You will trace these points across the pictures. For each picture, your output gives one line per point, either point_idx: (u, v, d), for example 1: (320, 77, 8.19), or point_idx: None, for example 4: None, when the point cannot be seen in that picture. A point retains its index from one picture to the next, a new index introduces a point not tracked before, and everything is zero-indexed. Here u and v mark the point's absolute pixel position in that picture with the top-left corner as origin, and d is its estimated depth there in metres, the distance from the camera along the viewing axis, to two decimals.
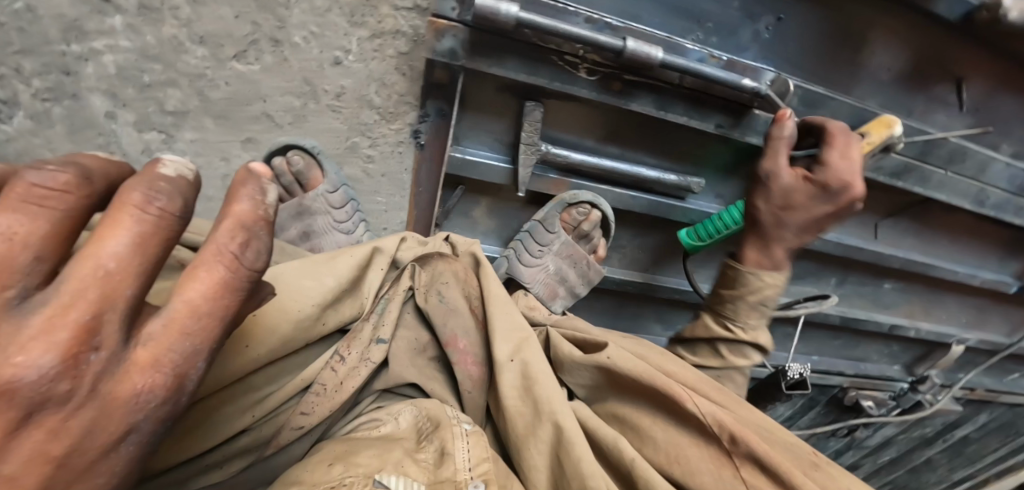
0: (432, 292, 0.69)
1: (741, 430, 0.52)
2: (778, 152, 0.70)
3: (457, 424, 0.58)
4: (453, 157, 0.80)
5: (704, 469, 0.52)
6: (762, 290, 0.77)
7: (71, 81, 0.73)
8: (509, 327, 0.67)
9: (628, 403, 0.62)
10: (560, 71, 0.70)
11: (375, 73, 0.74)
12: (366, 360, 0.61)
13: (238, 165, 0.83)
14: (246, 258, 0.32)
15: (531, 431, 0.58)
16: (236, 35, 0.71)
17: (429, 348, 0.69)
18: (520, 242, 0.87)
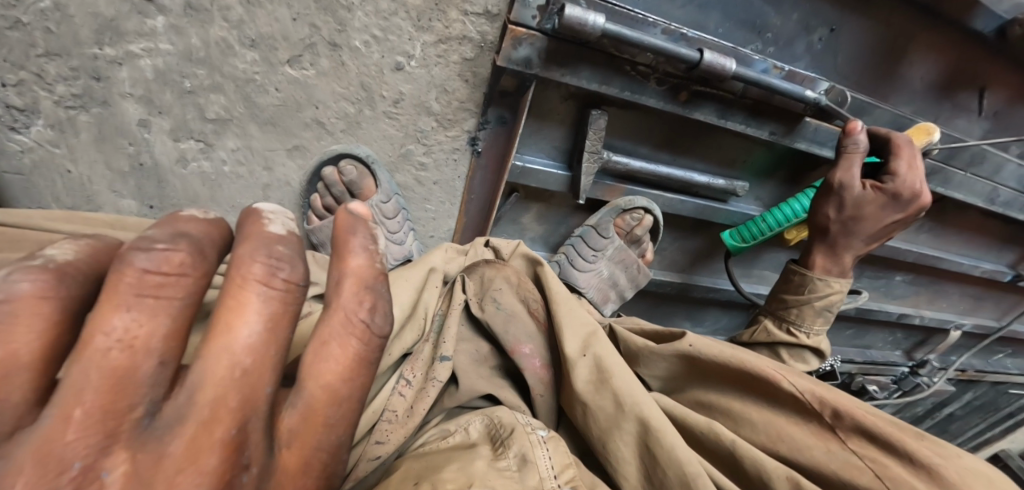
0: (487, 301, 0.65)
1: (855, 406, 0.46)
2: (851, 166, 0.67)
3: (532, 431, 0.52)
4: (513, 166, 0.78)
5: (811, 447, 0.46)
6: (831, 296, 0.72)
7: (102, 87, 0.67)
8: (582, 325, 0.59)
9: (713, 392, 0.54)
10: (631, 80, 0.70)
11: (438, 79, 0.72)
12: (433, 380, 0.57)
13: (282, 174, 0.78)
14: (374, 323, 0.32)
15: (612, 423, 0.49)
16: (292, 39, 0.67)
17: (490, 357, 0.64)
18: (572, 247, 0.87)
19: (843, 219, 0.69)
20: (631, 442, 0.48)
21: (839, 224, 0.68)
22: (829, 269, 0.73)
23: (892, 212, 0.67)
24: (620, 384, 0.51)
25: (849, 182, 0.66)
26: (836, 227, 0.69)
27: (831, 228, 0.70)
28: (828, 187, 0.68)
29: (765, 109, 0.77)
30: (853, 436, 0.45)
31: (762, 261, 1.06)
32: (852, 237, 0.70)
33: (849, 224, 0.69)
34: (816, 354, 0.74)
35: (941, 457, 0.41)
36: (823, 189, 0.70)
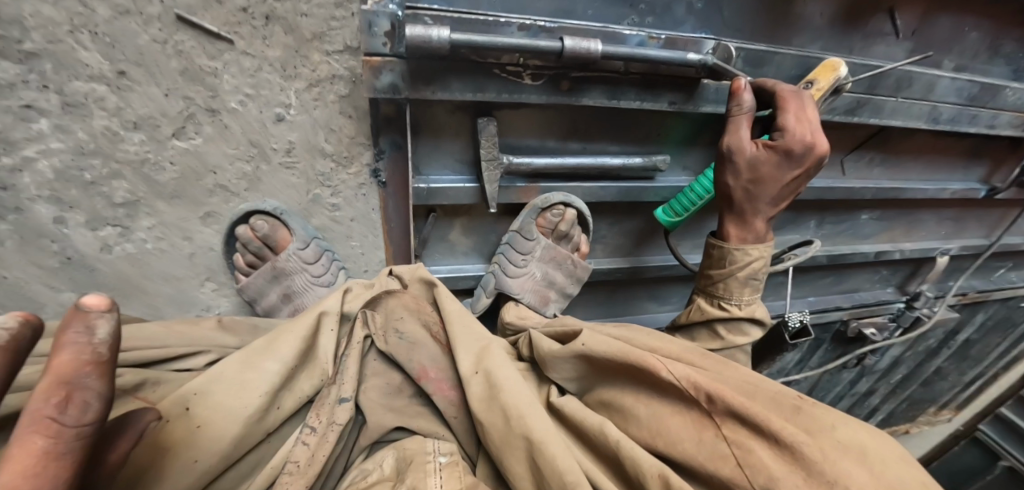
0: (390, 332, 0.68)
1: (719, 387, 0.52)
2: (740, 127, 0.65)
3: (431, 459, 0.60)
4: (417, 189, 0.78)
5: (686, 436, 0.52)
6: (752, 264, 0.73)
7: (9, 195, 0.71)
8: (474, 338, 0.69)
9: (613, 386, 0.62)
10: (505, 82, 0.69)
11: (322, 121, 0.73)
12: (334, 424, 0.60)
13: (202, 240, 0.80)
14: (67, 417, 0.32)
15: (506, 440, 0.59)
16: (171, 113, 0.69)
17: (406, 387, 0.68)
18: (502, 256, 0.87)
19: (745, 183, 0.69)
20: (523, 453, 0.57)
21: (740, 189, 0.68)
22: (748, 236, 0.73)
23: (789, 169, 0.66)
24: (513, 397, 0.60)
25: (739, 145, 0.65)
26: (739, 193, 0.70)
27: (737, 195, 0.70)
28: (721, 155, 0.68)
29: (658, 80, 0.75)
30: (718, 416, 0.51)
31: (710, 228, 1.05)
32: (760, 201, 0.69)
33: (751, 187, 0.68)
34: (755, 323, 0.75)
35: (797, 430, 0.47)
36: (720, 158, 0.69)
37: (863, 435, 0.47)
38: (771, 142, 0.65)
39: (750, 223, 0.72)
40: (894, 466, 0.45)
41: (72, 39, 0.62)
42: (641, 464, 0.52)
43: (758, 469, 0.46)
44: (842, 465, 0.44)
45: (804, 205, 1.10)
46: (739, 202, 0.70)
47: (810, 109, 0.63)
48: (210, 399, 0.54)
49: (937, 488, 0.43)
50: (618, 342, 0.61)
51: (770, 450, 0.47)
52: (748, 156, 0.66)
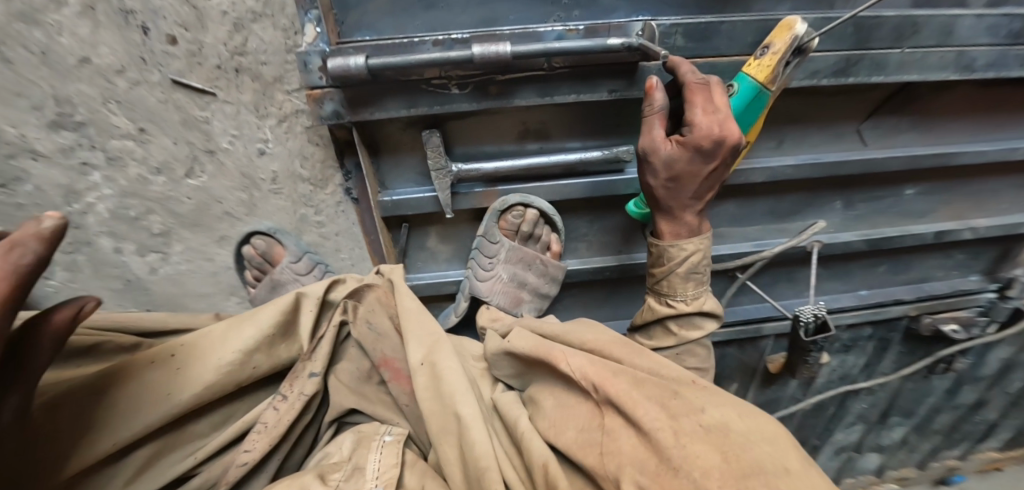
0: (363, 322, 0.72)
1: (607, 382, 0.57)
2: (653, 126, 0.66)
3: (379, 436, 0.67)
4: (381, 202, 0.86)
5: (577, 425, 0.58)
6: (691, 259, 0.74)
7: (81, 232, 0.92)
8: (424, 332, 0.69)
9: (538, 380, 0.68)
10: (434, 95, 0.75)
11: (295, 149, 0.84)
12: (302, 395, 0.68)
13: (221, 260, 0.96)
14: (9, 260, 0.42)
15: (440, 430, 0.63)
16: (181, 157, 0.85)
17: (374, 374, 0.74)
18: (473, 260, 0.90)
19: (667, 182, 0.69)
20: (452, 439, 0.62)
21: (661, 188, 0.69)
22: (681, 230, 0.74)
23: (706, 163, 0.65)
24: (448, 387, 0.64)
25: (653, 146, 0.66)
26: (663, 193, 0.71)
27: (663, 194, 0.71)
28: (640, 156, 0.69)
29: (590, 71, 0.76)
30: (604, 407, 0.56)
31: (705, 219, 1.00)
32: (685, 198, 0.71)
33: (673, 186, 0.69)
34: (706, 317, 0.77)
35: (659, 418, 0.51)
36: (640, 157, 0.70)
37: (727, 419, 0.51)
38: (685, 139, 0.65)
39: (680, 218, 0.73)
40: (748, 447, 0.48)
41: (104, 108, 0.80)
42: (534, 454, 0.57)
43: (617, 458, 0.51)
44: (691, 449, 0.48)
45: (821, 183, 0.99)
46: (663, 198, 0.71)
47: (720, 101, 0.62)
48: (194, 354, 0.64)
49: (782, 468, 0.46)
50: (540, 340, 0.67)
51: (635, 438, 0.52)
52: (665, 155, 0.66)
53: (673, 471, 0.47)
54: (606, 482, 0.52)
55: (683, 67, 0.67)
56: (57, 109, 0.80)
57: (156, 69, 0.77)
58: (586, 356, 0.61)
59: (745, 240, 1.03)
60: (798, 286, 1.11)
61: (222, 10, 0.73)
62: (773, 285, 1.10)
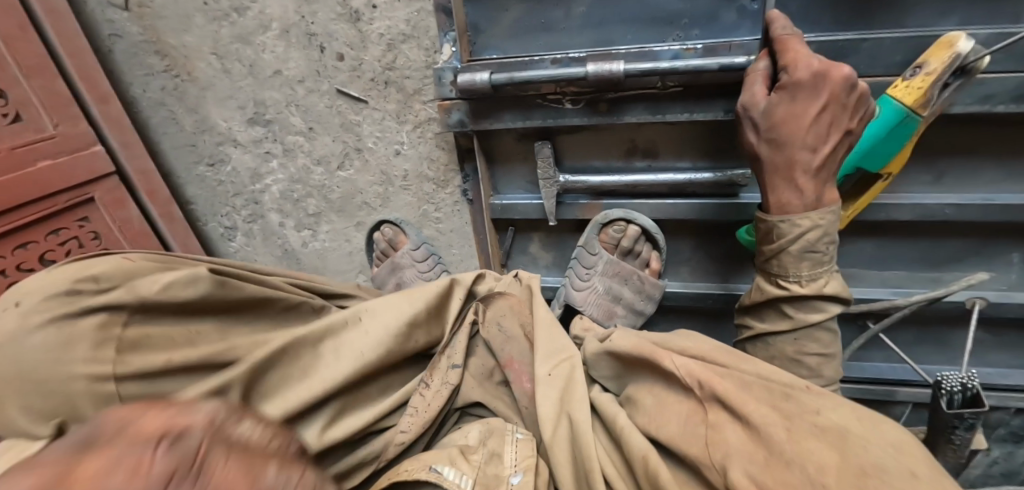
0: (492, 323, 0.76)
1: (716, 382, 0.53)
2: (751, 84, 0.68)
3: (509, 433, 0.64)
4: (493, 205, 0.94)
5: (687, 426, 0.53)
6: (808, 235, 0.67)
7: (258, 207, 1.14)
8: (554, 344, 0.70)
9: (641, 385, 0.64)
10: (548, 110, 0.80)
11: (424, 152, 0.95)
12: (444, 383, 0.69)
13: (356, 242, 1.11)
14: None
15: (551, 427, 0.61)
16: (336, 153, 1.01)
17: (496, 373, 0.75)
18: (571, 270, 0.93)
19: (770, 138, 0.67)
20: (563, 424, 0.61)
21: (764, 144, 0.67)
22: (794, 201, 0.68)
23: (813, 105, 0.63)
24: (571, 396, 0.64)
25: (750, 100, 0.67)
26: (769, 151, 0.68)
27: (770, 154, 0.68)
28: (741, 117, 0.70)
29: (704, 90, 0.75)
30: (711, 405, 0.53)
31: None
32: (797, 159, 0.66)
33: (780, 140, 0.66)
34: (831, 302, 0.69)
35: (773, 418, 0.48)
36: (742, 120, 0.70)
37: (847, 421, 0.47)
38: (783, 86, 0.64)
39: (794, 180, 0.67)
40: (871, 448, 0.43)
41: (286, 110, 1.00)
42: (640, 450, 0.53)
43: (725, 450, 0.48)
44: (804, 448, 0.44)
45: (993, 231, 0.83)
46: (773, 158, 0.68)
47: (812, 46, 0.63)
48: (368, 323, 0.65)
49: (924, 475, 0.41)
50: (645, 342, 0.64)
51: (739, 432, 0.49)
52: (763, 108, 0.66)
53: (785, 465, 0.44)
54: (710, 474, 0.48)
55: (774, 19, 0.67)
56: (254, 110, 1.02)
57: (326, 80, 0.94)
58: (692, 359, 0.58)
59: (883, 286, 0.90)
60: (948, 349, 0.94)
61: (380, 33, 0.86)
62: (916, 345, 0.95)
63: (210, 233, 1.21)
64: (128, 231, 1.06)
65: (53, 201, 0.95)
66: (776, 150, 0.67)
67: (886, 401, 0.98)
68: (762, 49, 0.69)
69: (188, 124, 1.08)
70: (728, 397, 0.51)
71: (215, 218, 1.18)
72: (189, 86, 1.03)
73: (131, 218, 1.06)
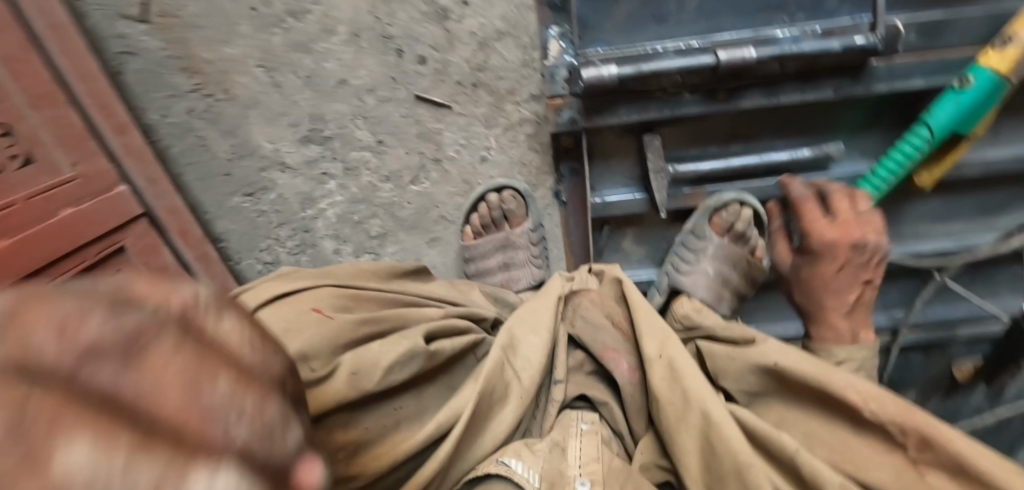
0: (579, 318, 0.72)
1: (929, 428, 0.45)
2: (779, 242, 0.78)
3: (574, 424, 0.59)
4: (594, 204, 0.90)
5: (881, 468, 0.47)
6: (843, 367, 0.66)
7: (309, 235, 1.02)
8: (662, 329, 0.65)
9: (789, 406, 0.56)
10: (666, 101, 0.80)
11: (516, 156, 0.90)
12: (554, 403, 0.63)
13: (428, 262, 1.02)
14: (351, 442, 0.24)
15: (682, 418, 0.55)
16: (410, 166, 0.93)
17: (586, 364, 0.69)
18: (677, 256, 0.92)
19: (798, 290, 0.73)
20: (692, 429, 0.53)
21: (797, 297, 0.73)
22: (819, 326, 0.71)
23: (826, 263, 0.69)
24: (696, 385, 0.55)
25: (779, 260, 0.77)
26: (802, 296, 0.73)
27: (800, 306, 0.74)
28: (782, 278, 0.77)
29: (815, 73, 0.79)
30: (915, 451, 0.46)
31: (896, 218, 0.99)
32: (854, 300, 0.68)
33: (807, 295, 0.71)
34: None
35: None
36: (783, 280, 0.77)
37: None
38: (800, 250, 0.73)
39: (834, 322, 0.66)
40: None
41: (352, 124, 0.90)
42: (788, 449, 0.48)
43: None
44: None
45: None
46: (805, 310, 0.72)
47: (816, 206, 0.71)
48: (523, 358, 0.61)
49: None
50: (813, 364, 0.54)
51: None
52: (790, 270, 0.75)
53: None
54: None
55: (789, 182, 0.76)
56: (311, 126, 0.91)
57: (404, 87, 0.86)
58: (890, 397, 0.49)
59: (946, 236, 0.99)
60: (998, 288, 1.04)
61: (472, 32, 0.82)
62: (970, 286, 1.04)
63: (246, 272, 1.06)
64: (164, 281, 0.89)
65: (81, 257, 0.77)
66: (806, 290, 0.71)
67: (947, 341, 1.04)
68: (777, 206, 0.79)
69: (223, 149, 0.94)
70: (961, 463, 0.43)
71: (253, 254, 1.03)
72: (227, 105, 0.91)
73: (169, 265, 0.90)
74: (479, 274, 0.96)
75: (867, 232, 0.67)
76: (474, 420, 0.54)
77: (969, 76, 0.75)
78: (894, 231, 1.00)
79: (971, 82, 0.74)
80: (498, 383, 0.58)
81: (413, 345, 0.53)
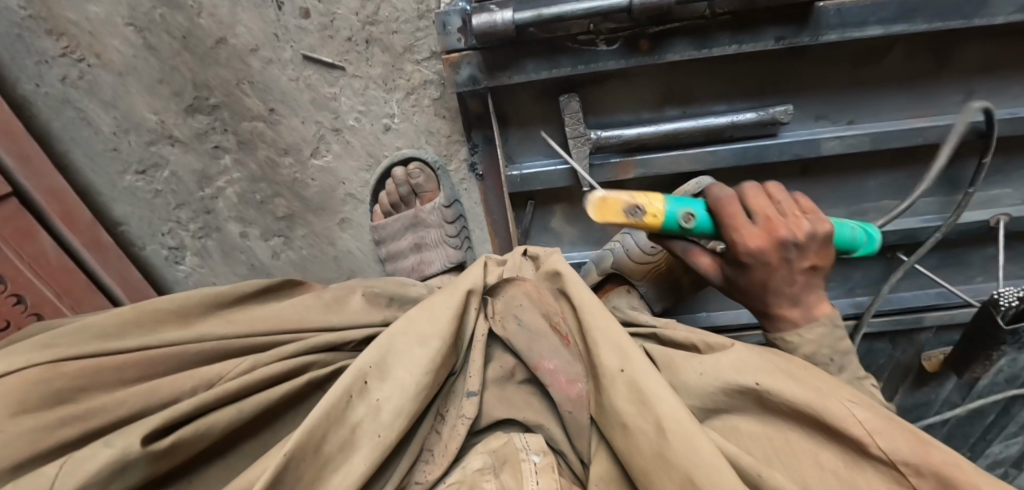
0: (508, 318, 0.57)
1: (949, 471, 0.35)
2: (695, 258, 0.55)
3: (525, 458, 0.49)
4: (510, 177, 0.80)
5: None
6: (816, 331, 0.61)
7: (212, 217, 0.93)
8: (611, 335, 0.48)
9: (760, 423, 0.43)
10: (579, 54, 0.69)
11: (421, 125, 0.81)
12: (463, 418, 0.53)
13: (343, 245, 0.93)
14: None
15: (658, 460, 0.40)
16: (308, 138, 0.83)
17: (519, 371, 0.57)
18: (630, 235, 0.82)
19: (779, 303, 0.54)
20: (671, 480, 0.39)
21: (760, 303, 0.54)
22: (799, 313, 0.54)
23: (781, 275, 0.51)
24: (670, 416, 0.40)
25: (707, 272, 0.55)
26: (781, 281, 0.51)
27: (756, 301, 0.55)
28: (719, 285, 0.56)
29: (755, 17, 0.66)
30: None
31: (860, 191, 0.86)
32: (816, 289, 0.53)
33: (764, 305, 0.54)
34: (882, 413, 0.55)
35: None
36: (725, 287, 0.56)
37: None
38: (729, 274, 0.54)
39: (810, 321, 0.54)
40: None
41: (238, 91, 0.80)
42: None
43: None
44: None
45: (1016, 144, 0.83)
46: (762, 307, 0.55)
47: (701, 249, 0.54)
48: (390, 387, 0.48)
49: None
50: (810, 388, 0.41)
51: None
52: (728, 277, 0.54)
53: None
54: None
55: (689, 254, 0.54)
56: (194, 94, 0.81)
57: (288, 46, 0.77)
58: (900, 426, 0.38)
59: (914, 215, 0.87)
60: (969, 271, 0.93)
61: None
62: (936, 269, 0.93)
63: (151, 258, 0.97)
64: (43, 269, 0.82)
65: None
66: (804, 277, 0.51)
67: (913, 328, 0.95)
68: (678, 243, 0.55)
69: (104, 122, 0.84)
70: None
71: (156, 239, 0.94)
72: (100, 72, 0.80)
73: (48, 253, 0.82)
74: (391, 258, 0.88)
75: (797, 227, 0.48)
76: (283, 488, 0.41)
77: (695, 213, 0.49)
78: (861, 208, 0.87)
79: (694, 227, 0.50)
80: (335, 427, 0.45)
81: (123, 451, 0.38)
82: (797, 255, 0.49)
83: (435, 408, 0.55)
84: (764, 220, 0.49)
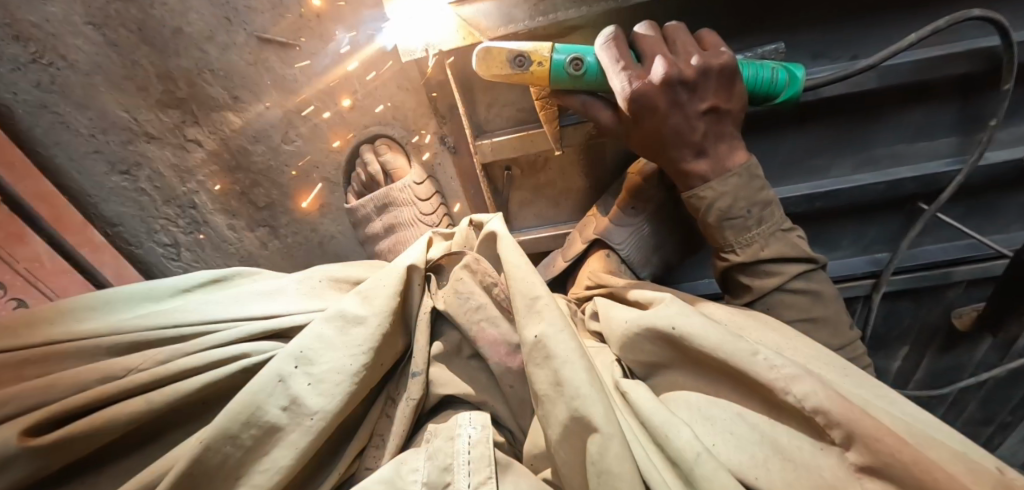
0: (451, 293, 0.55)
1: (859, 424, 0.35)
2: (598, 115, 0.59)
3: (463, 427, 0.47)
4: (481, 147, 0.75)
5: (802, 463, 0.36)
6: (776, 239, 0.56)
7: (197, 211, 0.94)
8: (531, 298, 0.49)
9: (690, 376, 0.45)
10: (535, 4, 0.64)
11: (385, 99, 0.78)
12: (409, 400, 0.50)
13: (326, 230, 0.92)
14: None
15: (559, 418, 0.41)
16: (275, 123, 0.82)
17: (466, 346, 0.55)
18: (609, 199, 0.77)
19: (686, 153, 0.56)
20: (575, 442, 0.40)
21: (669, 158, 0.57)
22: (708, 166, 0.56)
23: (675, 116, 0.54)
24: (574, 375, 0.42)
25: (610, 128, 0.59)
26: (677, 125, 0.55)
27: (665, 157, 0.58)
28: (627, 144, 0.59)
29: None
30: (851, 453, 0.35)
31: (869, 136, 0.77)
32: (723, 139, 0.56)
33: (670, 156, 0.57)
34: (807, 263, 0.57)
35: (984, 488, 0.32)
36: (634, 147, 0.59)
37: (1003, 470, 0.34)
38: (630, 127, 0.57)
39: (721, 173, 0.56)
40: None
41: (200, 80, 0.80)
42: (688, 457, 0.37)
43: None
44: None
45: None
46: (673, 163, 0.57)
47: (596, 103, 0.59)
48: (322, 370, 0.45)
49: None
50: (725, 336, 0.42)
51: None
52: (630, 130, 0.58)
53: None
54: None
55: (588, 108, 0.59)
56: (160, 87, 0.81)
57: (241, 28, 0.75)
58: (820, 380, 0.38)
59: (933, 160, 0.77)
60: (1003, 218, 0.82)
61: None
62: (965, 219, 0.83)
63: (149, 255, 0.99)
64: (41, 270, 0.89)
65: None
66: (703, 121, 0.55)
67: (940, 285, 0.85)
68: (581, 99, 0.59)
69: (79, 124, 0.85)
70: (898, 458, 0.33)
71: (150, 237, 0.96)
72: (69, 74, 0.81)
73: (41, 256, 0.89)
74: (371, 240, 0.85)
75: (677, 64, 0.53)
76: (199, 474, 0.40)
77: (583, 58, 0.56)
78: (872, 157, 0.79)
79: (585, 73, 0.57)
80: (260, 411, 0.42)
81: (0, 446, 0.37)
82: (689, 96, 0.54)
83: (387, 391, 0.53)
84: (650, 60, 0.54)
